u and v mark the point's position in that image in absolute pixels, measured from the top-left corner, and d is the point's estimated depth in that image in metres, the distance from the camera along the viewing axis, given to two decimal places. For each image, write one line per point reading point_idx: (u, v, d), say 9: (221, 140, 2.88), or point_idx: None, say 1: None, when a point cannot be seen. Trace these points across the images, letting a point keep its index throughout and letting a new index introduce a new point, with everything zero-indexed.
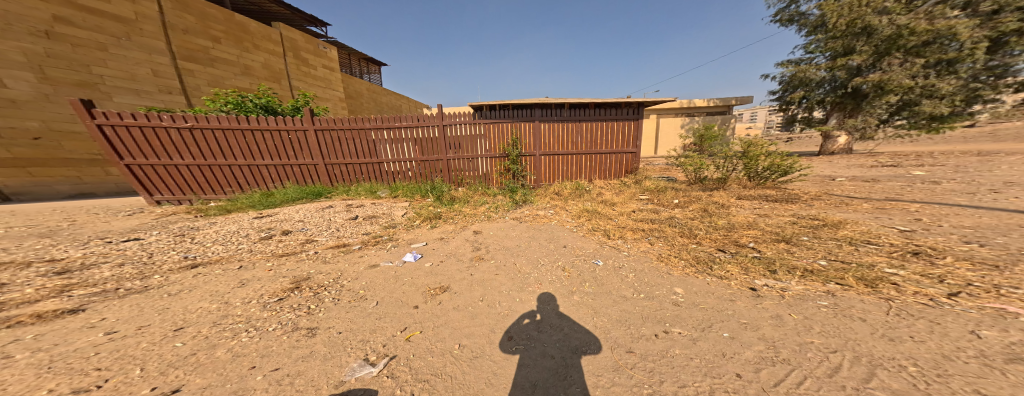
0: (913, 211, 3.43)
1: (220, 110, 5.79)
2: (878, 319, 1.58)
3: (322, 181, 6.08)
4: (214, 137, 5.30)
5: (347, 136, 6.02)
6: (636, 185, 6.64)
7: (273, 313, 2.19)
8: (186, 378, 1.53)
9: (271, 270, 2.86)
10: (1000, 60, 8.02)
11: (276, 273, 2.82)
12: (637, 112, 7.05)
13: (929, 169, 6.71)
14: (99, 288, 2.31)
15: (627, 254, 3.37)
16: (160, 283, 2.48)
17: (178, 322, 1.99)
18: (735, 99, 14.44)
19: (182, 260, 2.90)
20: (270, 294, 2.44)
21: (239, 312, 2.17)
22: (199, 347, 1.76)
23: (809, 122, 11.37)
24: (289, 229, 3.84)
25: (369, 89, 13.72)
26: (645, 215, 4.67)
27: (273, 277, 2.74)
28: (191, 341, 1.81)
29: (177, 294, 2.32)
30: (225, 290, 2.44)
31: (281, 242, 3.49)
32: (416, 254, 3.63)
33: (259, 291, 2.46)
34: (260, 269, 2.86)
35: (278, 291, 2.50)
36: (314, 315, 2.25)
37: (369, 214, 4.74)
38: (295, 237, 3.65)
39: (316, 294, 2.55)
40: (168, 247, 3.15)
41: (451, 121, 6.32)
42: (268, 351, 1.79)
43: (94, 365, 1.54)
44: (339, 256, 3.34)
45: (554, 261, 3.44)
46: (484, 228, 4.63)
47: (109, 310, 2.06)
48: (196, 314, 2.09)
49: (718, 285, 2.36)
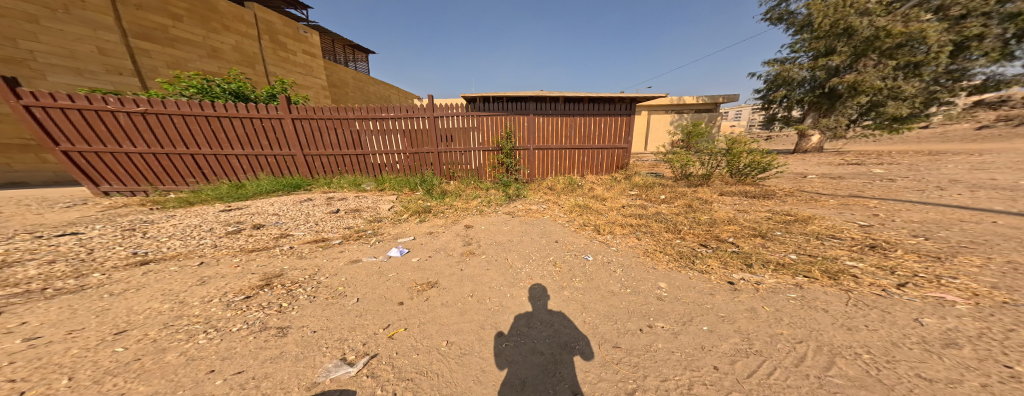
0: (872, 206, 3.70)
1: (180, 94, 5.25)
2: (838, 309, 1.70)
3: (302, 173, 5.77)
4: (175, 123, 4.88)
5: (329, 126, 5.72)
6: (626, 181, 6.77)
7: (236, 313, 2.07)
8: (126, 386, 1.41)
9: (237, 266, 2.69)
10: (959, 64, 8.66)
11: (243, 269, 2.66)
12: (629, 108, 7.08)
13: (888, 167, 7.25)
14: (20, 289, 2.07)
15: (615, 249, 3.46)
16: (100, 282, 2.25)
17: (118, 325, 1.82)
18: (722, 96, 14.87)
19: (128, 257, 2.66)
20: (234, 292, 2.31)
21: (195, 312, 2.03)
22: (144, 351, 1.63)
23: (787, 120, 11.96)
24: (260, 223, 3.61)
25: (354, 77, 13.03)
26: (633, 210, 4.80)
27: (240, 273, 2.59)
28: (134, 346, 1.67)
29: (119, 295, 2.11)
30: (181, 288, 2.28)
31: (251, 237, 3.28)
32: (402, 249, 3.53)
33: (220, 289, 2.32)
34: (224, 265, 2.70)
35: (244, 289, 2.38)
36: (284, 313, 2.15)
37: (352, 207, 4.56)
38: (267, 232, 3.44)
39: (288, 291, 2.43)
40: (111, 243, 2.86)
41: (440, 112, 6.12)
42: (229, 353, 1.70)
43: (7, 377, 1.41)
44: (316, 252, 3.19)
45: (545, 256, 3.47)
46: (475, 223, 4.59)
47: (32, 313, 1.86)
48: (142, 315, 1.94)
49: (700, 279, 2.49)
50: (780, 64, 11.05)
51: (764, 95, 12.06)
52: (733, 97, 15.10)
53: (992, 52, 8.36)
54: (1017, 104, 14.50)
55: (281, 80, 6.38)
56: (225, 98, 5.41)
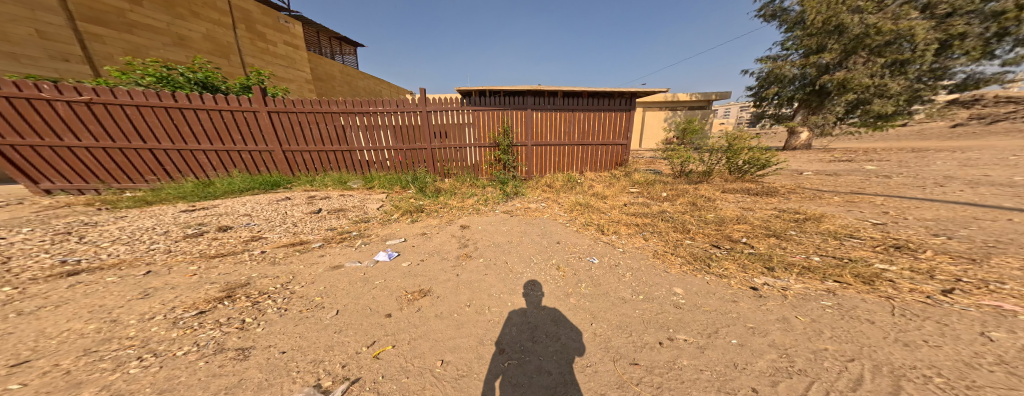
0: (879, 204, 3.62)
1: (134, 83, 4.69)
2: (885, 321, 1.53)
3: (280, 170, 5.33)
4: (133, 115, 4.38)
5: (311, 121, 5.30)
6: (625, 178, 6.61)
7: (184, 333, 1.75)
8: None
9: (193, 276, 2.33)
10: (942, 63, 8.90)
11: (201, 279, 2.30)
12: (629, 103, 6.91)
13: (879, 163, 7.36)
14: None
15: (622, 250, 3.25)
16: (8, 298, 1.84)
17: (21, 354, 1.48)
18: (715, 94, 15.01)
19: (56, 266, 2.23)
20: (185, 306, 1.98)
21: (130, 333, 1.69)
22: (53, 388, 1.30)
23: (778, 117, 12.17)
24: (227, 225, 3.21)
25: (342, 71, 12.28)
26: (636, 208, 4.64)
27: (195, 284, 2.23)
28: (38, 381, 1.34)
29: (30, 313, 1.74)
30: (116, 304, 1.91)
31: (215, 241, 2.89)
32: (392, 253, 3.21)
33: (166, 304, 1.98)
34: (178, 274, 2.33)
35: (199, 302, 2.04)
36: (248, 331, 1.84)
37: (336, 207, 4.19)
38: (234, 234, 3.06)
39: (254, 304, 2.10)
40: (38, 249, 2.40)
41: (433, 107, 5.78)
42: (170, 385, 1.40)
43: None
44: (292, 257, 2.84)
45: (547, 259, 3.22)
46: (472, 222, 4.31)
47: None
48: (56, 340, 1.58)
49: (719, 284, 2.30)
50: (772, 61, 11.19)
51: (756, 93, 12.22)
52: (725, 94, 15.24)
53: (973, 51, 8.58)
54: (988, 104, 15.20)
55: (257, 71, 5.85)
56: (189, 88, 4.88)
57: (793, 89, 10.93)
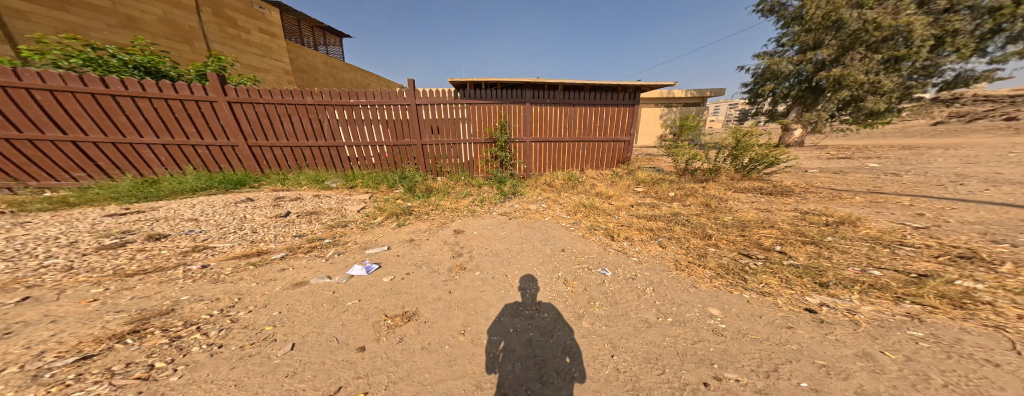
0: (909, 205, 3.36)
1: (52, 65, 3.86)
2: (1014, 364, 1.20)
3: (245, 168, 4.69)
4: (50, 101, 3.60)
5: (282, 112, 4.68)
6: (629, 177, 6.32)
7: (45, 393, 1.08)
8: None
9: (92, 302, 1.57)
10: (933, 60, 8.89)
11: (103, 307, 1.55)
12: (633, 97, 6.58)
13: (880, 160, 7.26)
14: None
15: (638, 260, 2.85)
16: None
17: None
18: (710, 91, 14.94)
19: None
20: (65, 349, 1.27)
21: None
22: None
23: (770, 115, 12.46)
24: (162, 233, 2.40)
25: (326, 62, 10.88)
26: (644, 210, 4.32)
27: (92, 314, 1.49)
28: None
29: None
30: None
31: (140, 253, 2.09)
32: (371, 266, 2.70)
33: (31, 344, 1.27)
34: (70, 301, 1.56)
35: (85, 343, 1.32)
36: (154, 385, 1.22)
37: (308, 209, 3.59)
38: (172, 243, 2.30)
39: (175, 341, 1.44)
40: None
41: (422, 99, 5.23)
42: None
43: None
44: (242, 273, 2.14)
45: (554, 271, 2.80)
46: (466, 227, 3.84)
47: None
48: None
49: (763, 305, 1.96)
50: (769, 57, 11.14)
51: (752, 89, 12.19)
52: (719, 91, 15.20)
53: (963, 49, 8.61)
54: (966, 102, 15.66)
55: (217, 57, 4.89)
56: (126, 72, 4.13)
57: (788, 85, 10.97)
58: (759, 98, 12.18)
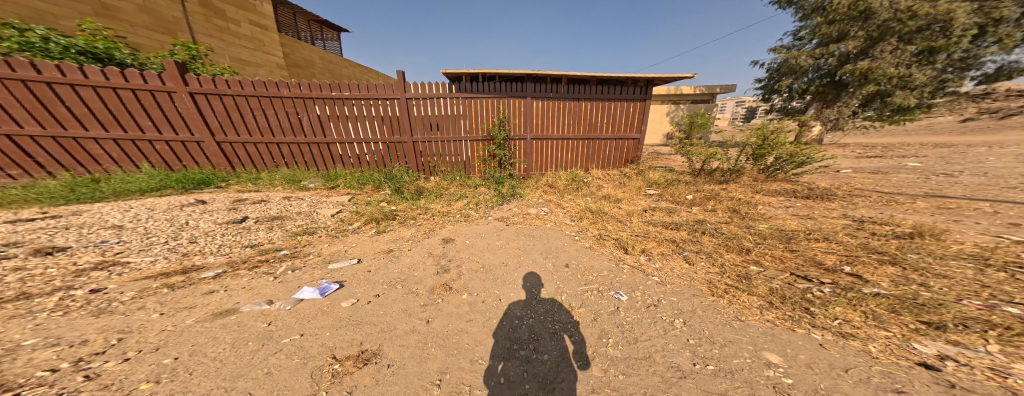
0: (992, 212, 2.74)
1: None
2: None
3: (211, 165, 4.22)
4: None
5: (252, 106, 4.16)
6: (639, 178, 5.80)
7: None
8: None
9: None
10: (973, 52, 8.14)
11: None
12: (645, 91, 6.02)
13: (919, 159, 6.55)
14: None
15: (660, 282, 2.38)
16: None
17: None
18: (721, 87, 14.28)
19: None
20: None
21: None
22: None
23: (785, 110, 11.83)
24: (57, 245, 1.91)
25: (324, 57, 9.85)
26: (659, 216, 3.82)
27: None
28: None
29: None
30: None
31: (18, 271, 1.66)
32: (328, 287, 2.19)
33: None
34: None
35: None
36: None
37: (270, 214, 2.96)
38: (74, 257, 1.85)
39: None
40: None
41: (413, 93, 4.69)
42: None
43: None
44: (148, 298, 1.68)
45: (559, 290, 2.40)
46: (457, 235, 3.32)
47: None
48: None
49: (847, 353, 1.41)
50: (786, 51, 10.48)
51: (767, 85, 11.52)
52: (730, 88, 14.57)
53: (1007, 39, 7.85)
54: (999, 97, 14.59)
55: (185, 44, 4.33)
56: (71, 57, 3.69)
57: (807, 80, 10.29)
58: (774, 93, 11.49)
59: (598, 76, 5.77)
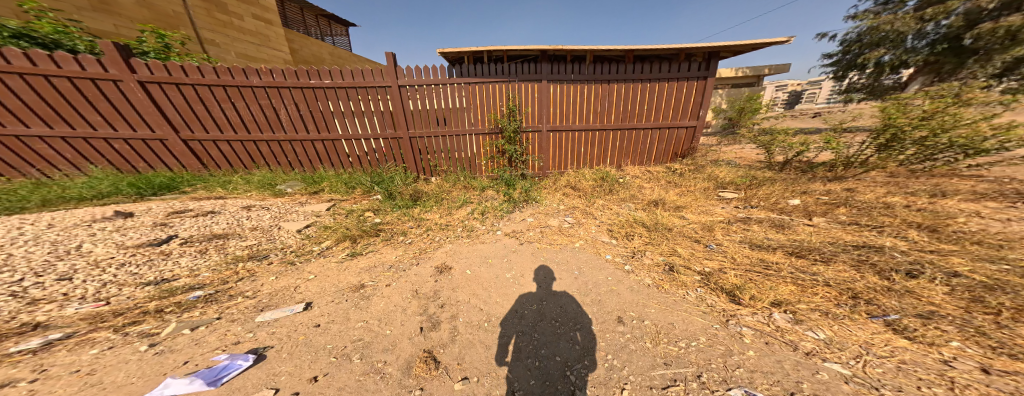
0: None
1: None
2: None
3: (174, 166, 3.73)
4: None
5: (216, 97, 3.54)
6: (699, 175, 4.38)
7: None
8: None
9: None
10: None
11: None
12: (707, 67, 4.54)
13: None
14: None
15: (848, 377, 1.19)
16: None
17: None
18: (770, 68, 11.82)
19: None
20: None
21: None
22: None
23: (872, 90, 8.16)
24: None
25: (332, 52, 9.47)
26: (764, 235, 2.53)
27: None
28: None
29: None
30: None
31: None
32: (228, 368, 1.26)
33: None
34: None
35: None
36: None
37: (213, 231, 2.20)
38: None
39: None
40: None
41: (405, 79, 3.76)
42: None
43: None
44: None
45: (615, 375, 1.35)
46: (456, 260, 2.38)
47: None
48: None
49: None
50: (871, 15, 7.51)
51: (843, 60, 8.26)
52: (785, 68, 12.04)
53: None
54: None
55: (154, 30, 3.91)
56: (10, 42, 3.29)
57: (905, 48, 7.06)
58: (853, 70, 8.15)
59: (636, 50, 4.44)
